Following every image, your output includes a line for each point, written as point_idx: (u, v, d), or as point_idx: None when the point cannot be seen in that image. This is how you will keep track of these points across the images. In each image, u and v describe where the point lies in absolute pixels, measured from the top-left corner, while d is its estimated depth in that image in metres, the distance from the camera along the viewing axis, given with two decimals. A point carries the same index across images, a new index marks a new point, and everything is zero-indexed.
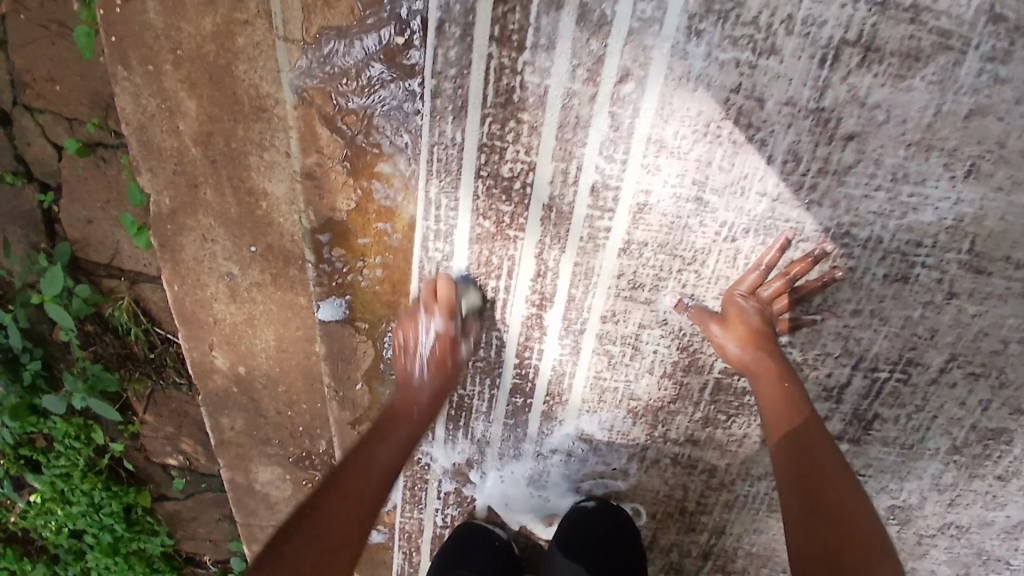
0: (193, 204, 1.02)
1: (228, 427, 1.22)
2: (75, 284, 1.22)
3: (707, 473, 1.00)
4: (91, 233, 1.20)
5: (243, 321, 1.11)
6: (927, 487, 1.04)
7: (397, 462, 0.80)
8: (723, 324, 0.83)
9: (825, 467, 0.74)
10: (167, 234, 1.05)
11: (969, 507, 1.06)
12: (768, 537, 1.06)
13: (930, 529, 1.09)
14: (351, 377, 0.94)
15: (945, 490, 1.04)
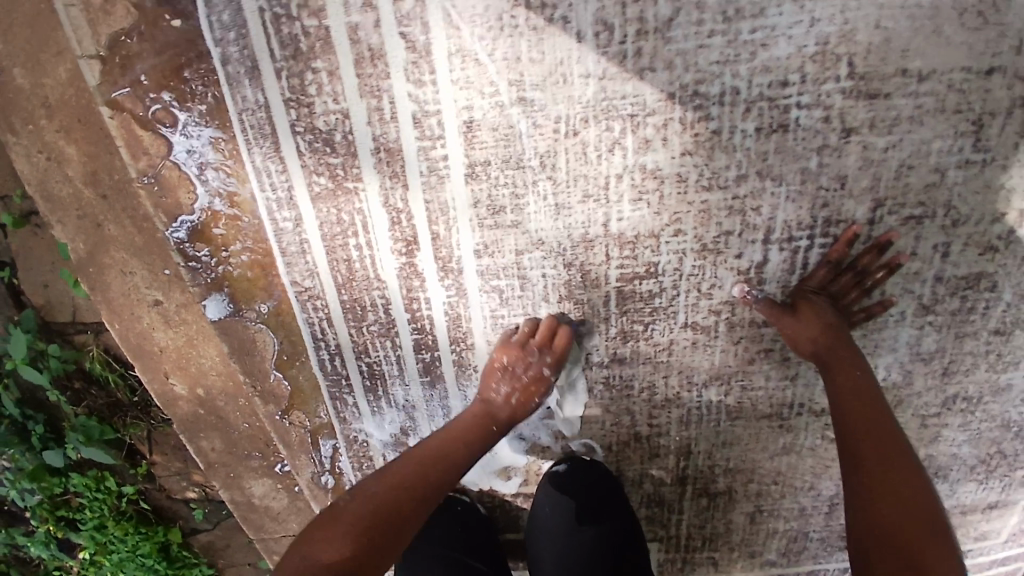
0: (100, 242, 1.08)
1: (210, 449, 1.33)
2: (48, 345, 1.34)
3: (648, 393, 0.96)
4: (51, 296, 1.31)
5: (185, 343, 1.17)
6: (906, 359, 0.92)
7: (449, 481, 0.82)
8: (795, 316, 0.81)
9: (898, 474, 0.73)
10: (92, 277, 1.12)
11: (972, 372, 0.94)
12: (742, 449, 1.02)
13: (932, 408, 0.97)
14: (264, 370, 0.95)
15: (932, 359, 0.93)
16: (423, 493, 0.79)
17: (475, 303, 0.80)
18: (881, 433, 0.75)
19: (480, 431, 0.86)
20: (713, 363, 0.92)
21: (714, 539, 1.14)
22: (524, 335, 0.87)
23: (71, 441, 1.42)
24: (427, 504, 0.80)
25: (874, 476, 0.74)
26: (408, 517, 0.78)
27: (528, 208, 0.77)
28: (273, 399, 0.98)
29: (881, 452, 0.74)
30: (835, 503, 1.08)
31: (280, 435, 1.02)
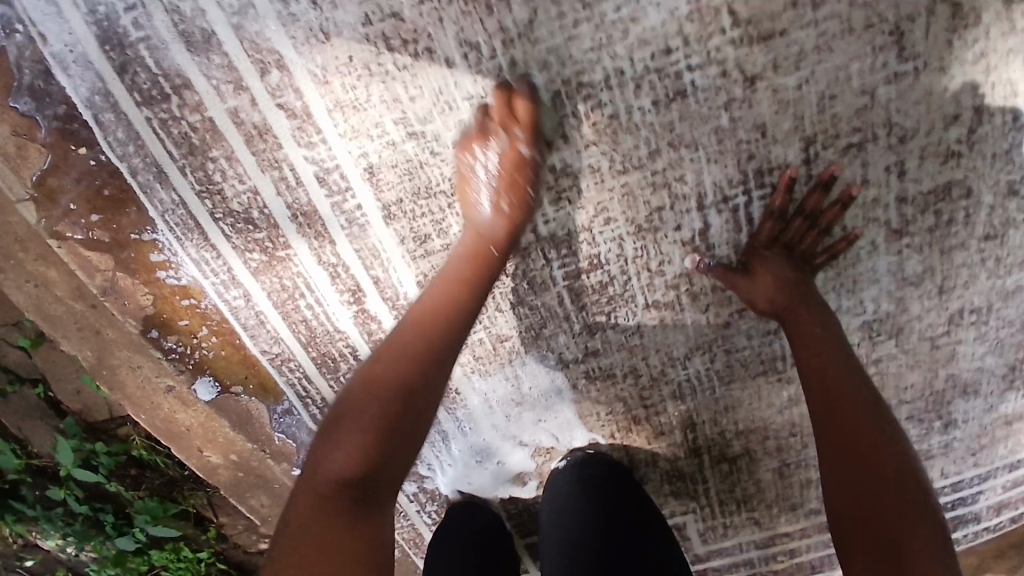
0: (105, 346, 1.17)
1: (259, 506, 1.41)
2: (96, 443, 1.45)
3: (632, 377, 0.94)
4: (86, 399, 1.44)
5: (206, 418, 1.25)
6: (894, 286, 0.88)
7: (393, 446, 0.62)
8: (749, 276, 0.80)
9: (865, 429, 0.70)
10: (109, 378, 1.21)
11: (970, 285, 0.89)
12: (747, 410, 0.99)
13: (941, 327, 0.93)
14: (267, 435, 1.00)
15: (925, 280, 0.88)
16: (406, 405, 0.63)
17: (469, 260, 0.72)
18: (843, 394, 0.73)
19: (461, 290, 0.70)
20: (689, 335, 0.90)
21: (749, 501, 1.11)
22: (512, 196, 0.72)
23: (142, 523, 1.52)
24: (407, 392, 0.63)
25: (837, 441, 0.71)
26: (383, 458, 0.61)
27: (528, 132, 0.70)
28: (284, 458, 1.03)
29: (846, 414, 0.71)
30: None
31: None
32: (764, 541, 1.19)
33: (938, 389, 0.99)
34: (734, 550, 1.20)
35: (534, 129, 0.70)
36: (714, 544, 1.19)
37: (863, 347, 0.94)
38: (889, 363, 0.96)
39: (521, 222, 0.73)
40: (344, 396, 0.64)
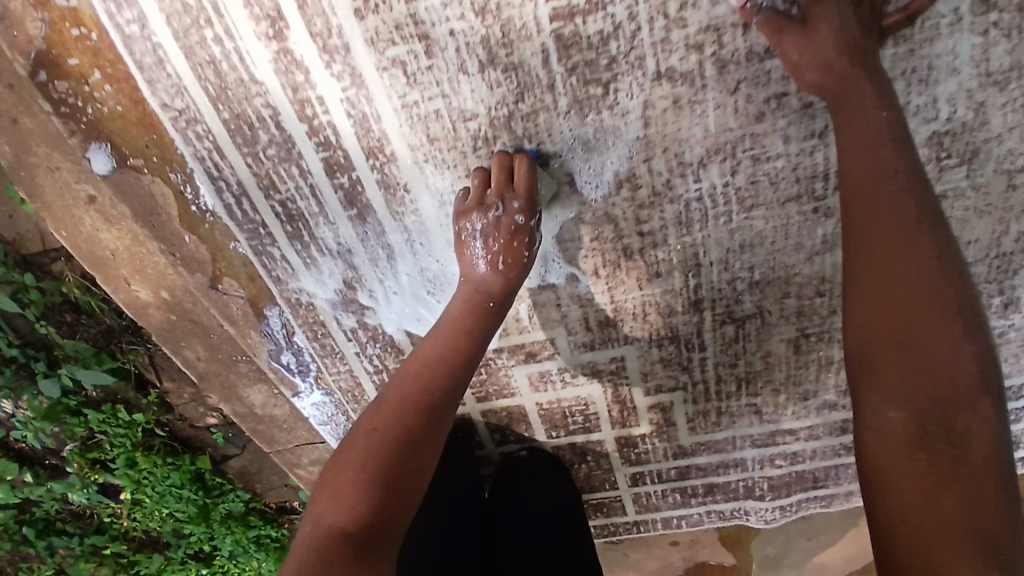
0: (21, 139, 0.97)
1: (196, 359, 1.25)
2: (24, 277, 1.28)
3: (630, 188, 0.73)
4: (17, 226, 1.26)
5: (131, 241, 1.07)
6: (975, 83, 0.67)
7: (406, 428, 0.63)
8: (805, 30, 0.59)
9: (905, 248, 0.55)
10: (24, 181, 1.02)
11: None
12: (768, 252, 0.78)
13: (1020, 160, 0.72)
14: (174, 232, 0.82)
15: (1008, 81, 0.66)
16: (425, 425, 0.64)
17: (466, 310, 0.70)
18: (899, 262, 0.55)
19: (463, 346, 0.68)
20: (707, 130, 0.69)
21: (752, 380, 0.92)
22: (507, 257, 0.70)
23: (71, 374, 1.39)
24: (418, 411, 0.64)
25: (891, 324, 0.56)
26: (404, 479, 0.61)
27: (526, 204, 0.69)
28: (197, 266, 0.85)
29: (894, 294, 0.56)
30: None
31: (220, 308, 0.90)
32: (761, 439, 1.00)
33: (1006, 251, 0.78)
34: (724, 446, 1.02)
35: (533, 200, 0.69)
36: (702, 436, 1.01)
37: (929, 173, 0.73)
38: (953, 203, 0.75)
39: (520, 274, 0.71)
40: (370, 429, 0.63)
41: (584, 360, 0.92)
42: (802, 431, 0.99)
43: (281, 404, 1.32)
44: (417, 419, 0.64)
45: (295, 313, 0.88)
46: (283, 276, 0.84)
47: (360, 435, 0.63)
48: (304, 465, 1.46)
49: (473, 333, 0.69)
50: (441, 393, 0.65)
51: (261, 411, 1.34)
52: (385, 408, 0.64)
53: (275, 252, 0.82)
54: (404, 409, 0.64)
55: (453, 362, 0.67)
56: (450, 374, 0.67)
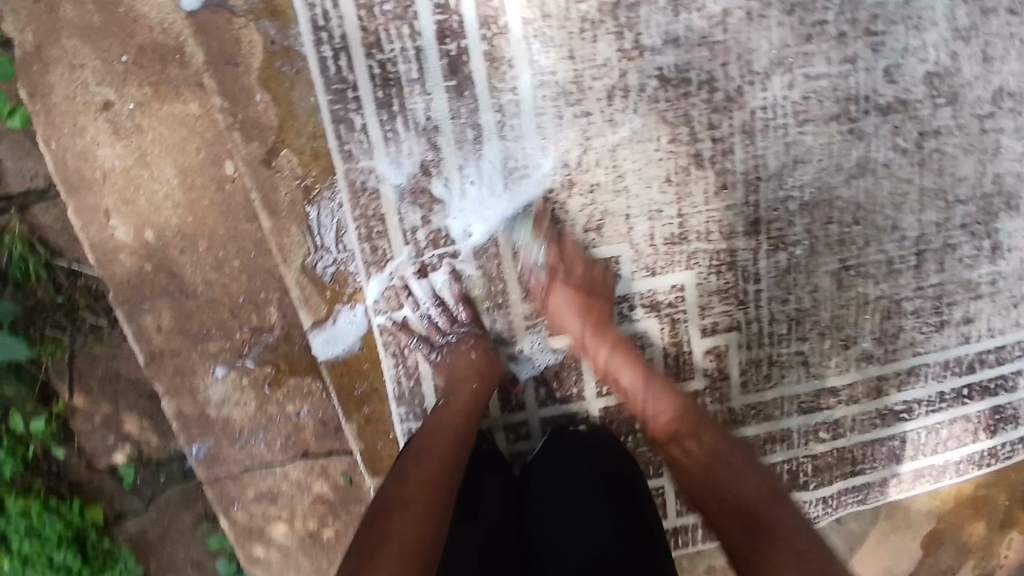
0: (53, 28, 0.93)
1: (155, 331, 1.04)
2: None
3: (707, 89, 0.82)
4: None
5: (135, 161, 0.96)
6: (949, 37, 0.88)
7: (422, 528, 0.66)
8: None
9: (744, 497, 0.75)
10: (34, 78, 0.94)
11: (1007, 61, 0.89)
12: (816, 170, 0.88)
13: (986, 107, 0.90)
14: (246, 86, 0.78)
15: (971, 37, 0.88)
16: (413, 543, 0.65)
17: (432, 449, 0.74)
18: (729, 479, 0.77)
19: (443, 468, 0.73)
20: (771, 44, 0.83)
21: (801, 321, 0.95)
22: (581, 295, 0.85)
23: None
24: (414, 557, 0.63)
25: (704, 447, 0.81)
26: (416, 548, 0.64)
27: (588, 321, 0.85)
28: (257, 133, 0.79)
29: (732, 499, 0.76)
30: (921, 252, 0.95)
31: (263, 193, 0.81)
32: (808, 402, 1.00)
33: (985, 192, 0.94)
34: (773, 412, 0.99)
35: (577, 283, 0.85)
36: (753, 398, 0.98)
37: (925, 108, 0.89)
38: (946, 140, 0.91)
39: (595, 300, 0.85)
40: (377, 554, 0.63)
41: (645, 291, 0.90)
42: (844, 391, 1.00)
43: (245, 402, 1.09)
44: (415, 507, 0.68)
45: (355, 203, 0.81)
46: (355, 152, 0.80)
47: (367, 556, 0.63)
48: (247, 505, 1.17)
49: (455, 464, 0.74)
50: (437, 510, 0.69)
51: (214, 414, 1.10)
52: (393, 512, 0.67)
53: (357, 121, 0.79)
54: (411, 525, 0.66)
55: (441, 482, 0.71)
56: (444, 475, 0.72)
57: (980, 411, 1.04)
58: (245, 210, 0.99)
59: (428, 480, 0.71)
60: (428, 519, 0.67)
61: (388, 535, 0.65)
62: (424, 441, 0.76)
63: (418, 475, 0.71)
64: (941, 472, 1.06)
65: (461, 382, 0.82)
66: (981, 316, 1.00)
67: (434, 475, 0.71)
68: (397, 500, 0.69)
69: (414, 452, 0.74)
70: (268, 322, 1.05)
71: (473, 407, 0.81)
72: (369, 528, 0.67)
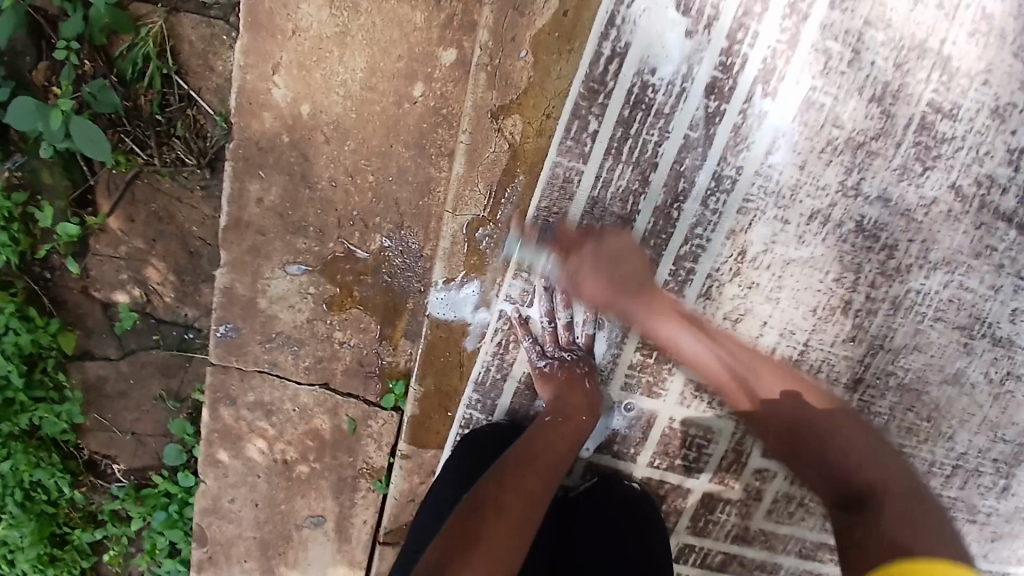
0: None
1: (253, 200, 0.98)
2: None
3: (885, 254, 0.88)
4: None
5: (334, 35, 0.92)
6: None
7: (516, 536, 0.63)
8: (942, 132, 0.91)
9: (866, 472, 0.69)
10: None
11: None
12: (924, 362, 0.95)
13: None
14: (518, 38, 0.78)
15: None
16: (505, 550, 0.61)
17: (533, 461, 0.71)
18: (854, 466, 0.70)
19: (541, 483, 0.69)
20: (950, 244, 0.89)
21: None
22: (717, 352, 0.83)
23: (49, 134, 0.99)
24: (504, 563, 0.60)
25: (824, 474, 0.72)
26: (506, 554, 0.61)
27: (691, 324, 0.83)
28: (501, 84, 0.80)
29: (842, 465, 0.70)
30: (956, 466, 1.03)
31: (472, 140, 0.81)
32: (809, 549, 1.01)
33: None
34: (778, 544, 1.01)
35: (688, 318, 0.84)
36: (771, 526, 1.00)
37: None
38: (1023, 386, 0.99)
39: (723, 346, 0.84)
40: (471, 549, 0.59)
41: None
42: None
43: (299, 309, 1.04)
44: (514, 513, 0.64)
45: (547, 194, 0.81)
46: (573, 150, 0.80)
47: (455, 546, 0.59)
48: (239, 405, 1.10)
49: (551, 481, 0.70)
50: (531, 522, 0.65)
51: (262, 305, 1.03)
52: (487, 509, 0.64)
53: (592, 125, 0.79)
54: (505, 530, 0.62)
55: (539, 495, 0.68)
56: (540, 489, 0.69)
57: None
58: (408, 133, 0.96)
59: (525, 494, 0.67)
60: (520, 530, 0.63)
61: (483, 532, 0.61)
62: (525, 450, 0.73)
63: (517, 485, 0.67)
64: None
65: (573, 408, 0.79)
66: (964, 537, 1.08)
67: (531, 489, 0.68)
68: (495, 498, 0.65)
69: (516, 459, 0.71)
70: (367, 247, 1.01)
71: (576, 436, 0.78)
72: (458, 520, 0.63)
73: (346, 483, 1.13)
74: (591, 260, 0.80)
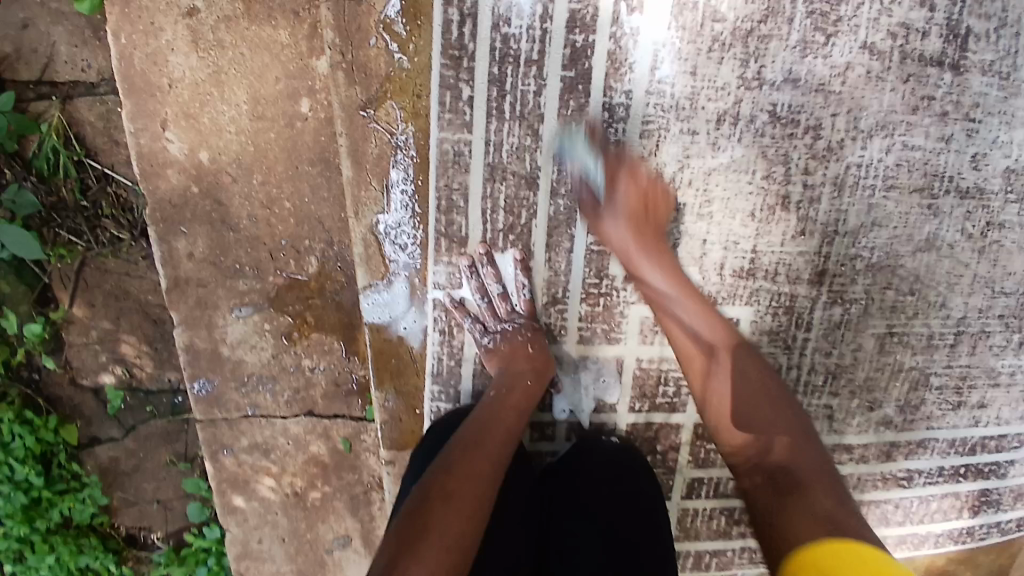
0: None
1: (185, 256, 0.99)
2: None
3: (812, 135, 0.83)
4: (23, 39, 1.01)
5: (208, 78, 0.92)
6: None
7: (471, 518, 0.62)
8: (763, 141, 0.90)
9: (809, 480, 0.64)
10: None
11: None
12: (888, 236, 0.89)
13: None
14: (364, 26, 0.76)
15: None
16: (461, 534, 0.60)
17: (482, 439, 0.71)
18: (813, 484, 0.64)
19: (493, 460, 0.69)
20: (881, 105, 0.83)
21: (838, 376, 0.95)
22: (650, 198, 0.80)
23: None
24: (460, 547, 0.60)
25: (783, 484, 0.65)
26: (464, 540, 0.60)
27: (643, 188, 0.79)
28: (362, 78, 0.78)
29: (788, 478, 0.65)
30: (960, 332, 0.97)
31: (353, 141, 0.79)
32: None
33: None
34: None
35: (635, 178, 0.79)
36: None
37: (997, 201, 0.91)
38: (1008, 234, 0.93)
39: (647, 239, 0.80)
40: (424, 538, 0.58)
41: None
42: (859, 450, 1.01)
43: (261, 347, 1.05)
44: (467, 495, 0.64)
45: (442, 175, 0.79)
46: (454, 123, 0.77)
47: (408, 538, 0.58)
48: (237, 452, 1.13)
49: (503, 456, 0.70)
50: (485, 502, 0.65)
51: (226, 353, 1.05)
52: (437, 496, 0.63)
53: (465, 92, 0.76)
54: (459, 513, 0.62)
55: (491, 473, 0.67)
56: (491, 467, 0.68)
57: (970, 491, 1.08)
58: (310, 151, 0.95)
59: (477, 473, 0.67)
60: (475, 510, 0.63)
61: (436, 520, 0.60)
62: (474, 430, 0.72)
63: (468, 469, 0.66)
64: (921, 540, 1.11)
65: (519, 376, 0.79)
66: (992, 403, 1.03)
67: (481, 467, 0.67)
68: (443, 482, 0.64)
69: (464, 441, 0.70)
70: (305, 271, 1.01)
71: (526, 406, 0.77)
72: (409, 516, 0.61)
73: (357, 500, 1.14)
74: (626, 197, 0.79)
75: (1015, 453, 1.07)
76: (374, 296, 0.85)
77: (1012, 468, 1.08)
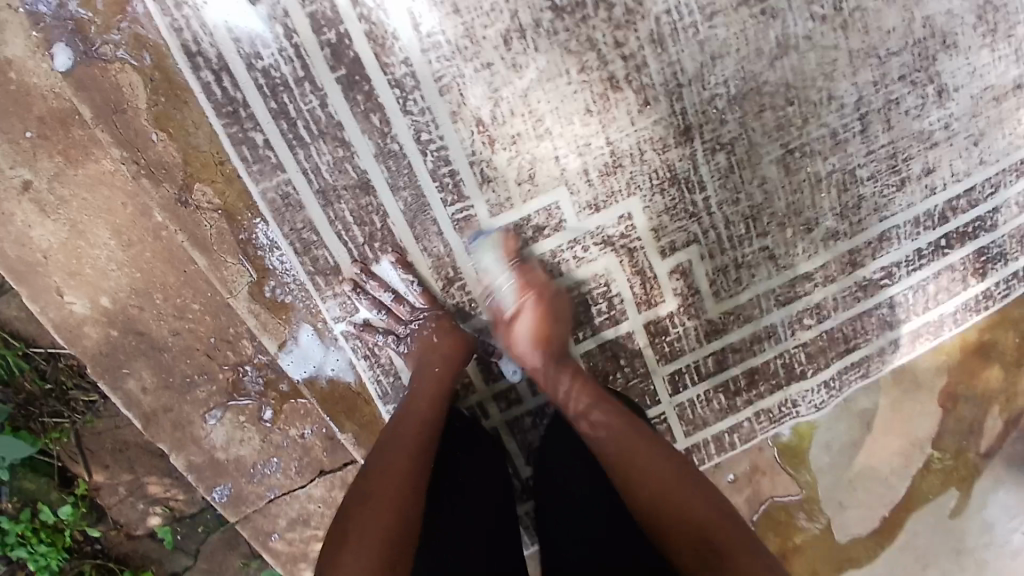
0: None
1: (141, 393, 1.05)
2: None
3: (604, 8, 0.80)
4: None
5: (71, 232, 0.97)
6: None
7: (394, 517, 0.64)
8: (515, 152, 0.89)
9: None
10: None
11: None
12: (735, 63, 0.85)
13: None
14: (140, 129, 0.79)
15: None
16: (383, 535, 0.62)
17: (399, 439, 0.72)
18: None
19: (412, 455, 0.70)
20: None
21: (759, 217, 0.92)
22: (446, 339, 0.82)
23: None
24: (385, 548, 0.61)
25: None
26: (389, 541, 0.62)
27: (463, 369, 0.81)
28: (164, 174, 0.80)
29: None
30: (865, 114, 0.92)
31: (189, 233, 0.81)
32: (785, 293, 0.96)
33: (918, 38, 0.92)
34: (753, 312, 0.96)
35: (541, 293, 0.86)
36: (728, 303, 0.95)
37: None
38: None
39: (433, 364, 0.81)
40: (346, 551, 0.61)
41: (593, 227, 0.88)
42: (818, 274, 0.96)
43: (249, 438, 1.09)
44: (385, 498, 0.65)
45: (282, 222, 0.80)
46: (265, 170, 0.79)
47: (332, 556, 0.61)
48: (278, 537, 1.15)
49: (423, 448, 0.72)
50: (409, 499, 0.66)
51: (223, 456, 1.09)
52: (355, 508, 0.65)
53: (259, 138, 0.78)
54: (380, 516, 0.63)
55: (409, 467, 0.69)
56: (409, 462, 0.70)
57: (964, 257, 1.04)
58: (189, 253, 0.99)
59: (394, 471, 0.68)
60: (397, 509, 0.64)
61: (357, 530, 0.62)
62: (393, 432, 0.73)
63: (384, 471, 0.68)
64: (939, 327, 1.06)
65: (426, 367, 0.80)
66: (940, 163, 0.98)
67: (398, 465, 0.69)
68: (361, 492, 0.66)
69: (382, 445, 0.72)
70: (246, 355, 1.05)
71: (439, 391, 0.78)
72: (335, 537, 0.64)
73: None
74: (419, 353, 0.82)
75: (999, 198, 1.03)
76: (291, 355, 0.87)
77: (1000, 215, 1.04)
